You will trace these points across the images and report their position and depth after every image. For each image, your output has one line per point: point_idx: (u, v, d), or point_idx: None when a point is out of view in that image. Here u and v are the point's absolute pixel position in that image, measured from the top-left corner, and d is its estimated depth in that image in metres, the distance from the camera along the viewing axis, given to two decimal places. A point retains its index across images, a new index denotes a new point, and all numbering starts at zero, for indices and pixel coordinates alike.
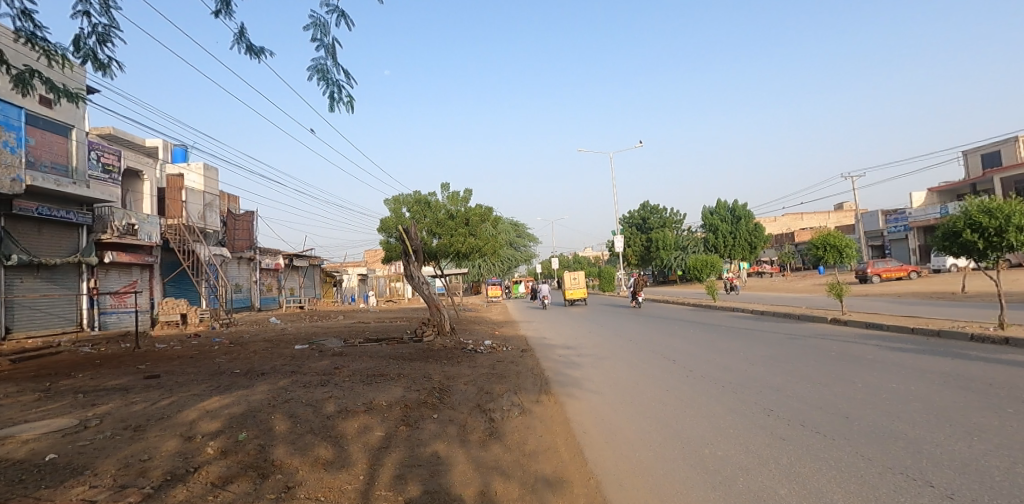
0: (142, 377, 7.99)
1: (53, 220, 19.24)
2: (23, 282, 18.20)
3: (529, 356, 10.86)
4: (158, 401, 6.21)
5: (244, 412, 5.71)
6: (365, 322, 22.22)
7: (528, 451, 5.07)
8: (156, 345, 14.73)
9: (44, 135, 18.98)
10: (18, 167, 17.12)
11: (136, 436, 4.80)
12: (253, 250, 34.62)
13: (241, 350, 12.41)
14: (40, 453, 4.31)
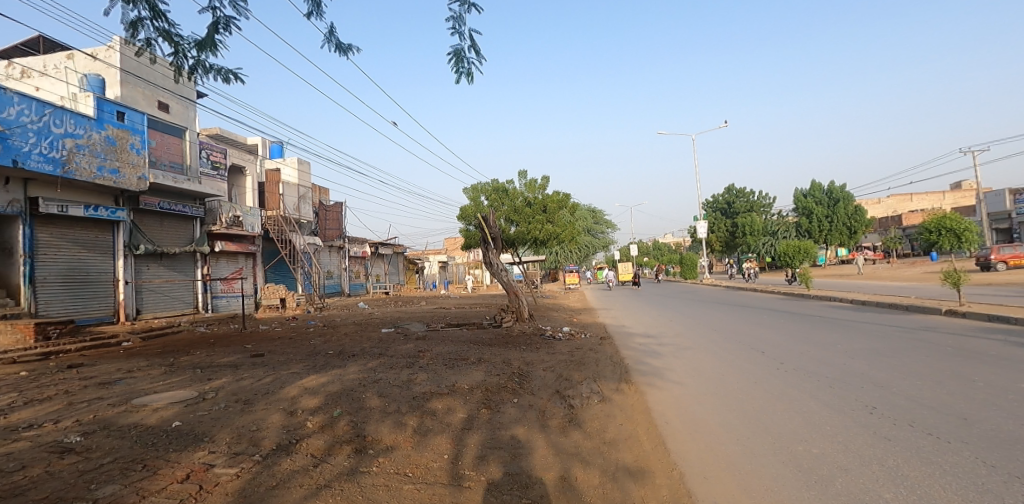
0: (249, 356, 8.75)
1: (172, 213, 21.46)
2: (150, 268, 20.35)
3: (607, 344, 10.73)
4: (263, 377, 6.77)
5: (338, 390, 6.09)
6: (445, 308, 22.94)
7: (608, 439, 5.02)
8: (260, 327, 16.10)
9: (163, 138, 21.19)
10: (142, 166, 19.16)
11: (246, 409, 5.27)
12: (342, 240, 36.70)
13: (334, 332, 13.27)
14: (169, 420, 4.86)
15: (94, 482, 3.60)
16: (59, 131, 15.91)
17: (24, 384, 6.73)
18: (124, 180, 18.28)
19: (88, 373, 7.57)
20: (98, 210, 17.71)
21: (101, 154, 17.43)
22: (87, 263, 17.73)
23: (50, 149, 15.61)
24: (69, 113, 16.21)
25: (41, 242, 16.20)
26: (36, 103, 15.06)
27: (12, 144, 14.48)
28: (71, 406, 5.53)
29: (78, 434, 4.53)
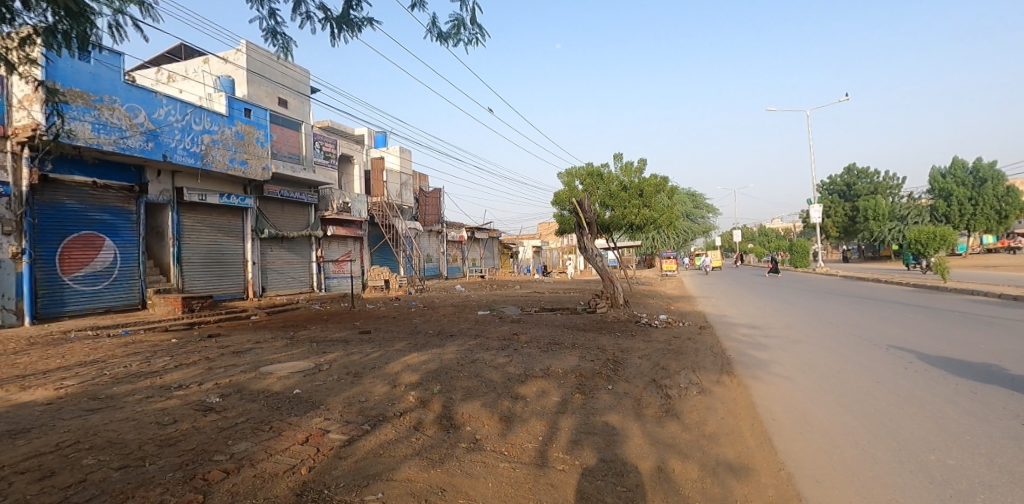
0: (357, 333, 9.41)
1: (291, 200, 23.50)
2: (272, 251, 22.47)
3: (708, 334, 10.28)
4: (370, 353, 7.24)
5: (437, 368, 6.38)
6: (538, 293, 23.13)
7: (708, 432, 4.83)
8: (367, 306, 17.24)
9: (283, 131, 22.91)
10: (266, 158, 21.01)
11: (355, 381, 5.76)
12: (440, 224, 37.97)
13: (434, 314, 13.86)
14: (290, 388, 5.51)
15: (232, 438, 4.33)
16: (198, 128, 17.99)
17: (174, 350, 7.77)
18: (251, 170, 20.20)
19: (225, 342, 8.56)
20: (230, 198, 19.77)
21: (233, 148, 19.42)
22: (223, 245, 19.93)
23: (192, 145, 17.71)
24: (205, 112, 18.27)
25: (186, 226, 18.41)
26: (180, 103, 17.18)
27: (162, 141, 16.62)
28: (211, 370, 6.32)
29: (217, 395, 5.30)
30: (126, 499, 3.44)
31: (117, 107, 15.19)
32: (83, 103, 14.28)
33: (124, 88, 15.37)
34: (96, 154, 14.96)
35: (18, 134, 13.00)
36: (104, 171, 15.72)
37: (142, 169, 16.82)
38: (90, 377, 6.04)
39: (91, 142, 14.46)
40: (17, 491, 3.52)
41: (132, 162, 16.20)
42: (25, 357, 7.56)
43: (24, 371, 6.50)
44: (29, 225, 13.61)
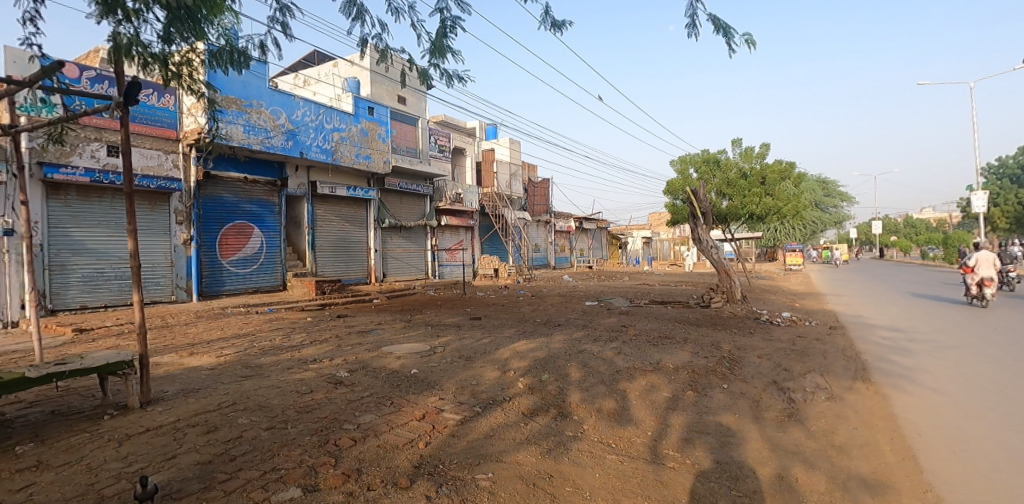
0: (468, 318, 9.88)
1: (409, 192, 24.82)
2: (392, 239, 23.98)
3: (839, 335, 9.41)
4: (481, 338, 7.59)
5: (545, 356, 6.53)
6: (647, 285, 22.48)
7: (838, 443, 4.46)
8: (477, 294, 17.87)
9: (402, 127, 24.23)
10: (387, 152, 22.63)
11: (467, 364, 6.15)
12: (548, 215, 37.76)
13: (541, 302, 14.08)
14: (408, 367, 6.02)
15: (358, 409, 4.89)
16: (329, 127, 19.76)
17: (310, 327, 8.71)
18: (375, 164, 21.91)
19: (352, 322, 9.42)
20: (356, 190, 21.41)
21: (358, 144, 21.18)
22: (350, 234, 21.73)
23: (324, 142, 19.49)
24: (335, 112, 20.04)
25: (318, 217, 20.27)
26: (314, 105, 19.01)
27: (300, 140, 18.45)
28: (341, 346, 7.01)
29: (346, 370, 5.89)
30: (276, 457, 4.14)
31: (263, 111, 17.14)
32: (237, 108, 16.28)
33: (268, 93, 17.32)
34: (246, 152, 16.94)
35: (187, 138, 15.12)
36: (253, 167, 17.80)
37: (282, 165, 18.76)
38: (244, 348, 6.96)
39: (244, 142, 16.42)
40: (193, 442, 4.32)
41: (275, 159, 18.14)
42: (196, 327, 8.95)
43: (195, 339, 7.70)
44: (196, 216, 15.73)
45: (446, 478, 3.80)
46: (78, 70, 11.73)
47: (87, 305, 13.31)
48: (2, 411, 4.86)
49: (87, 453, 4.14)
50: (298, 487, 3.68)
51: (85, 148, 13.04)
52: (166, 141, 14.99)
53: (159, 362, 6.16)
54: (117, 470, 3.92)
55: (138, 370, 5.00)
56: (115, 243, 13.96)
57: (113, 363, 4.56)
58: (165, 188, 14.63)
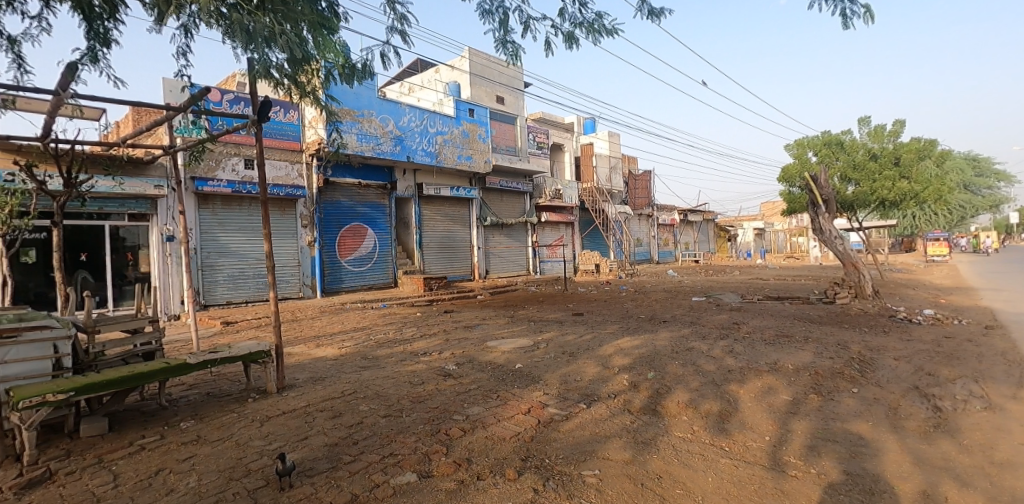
0: (570, 314, 9.90)
1: (509, 190, 25.25)
2: (493, 237, 24.60)
3: (1001, 336, 8.17)
4: (584, 334, 7.58)
5: (649, 354, 6.39)
6: (760, 280, 21.16)
7: (1001, 459, 3.88)
8: (578, 290, 17.84)
9: (502, 126, 25.09)
10: (487, 152, 23.10)
11: (570, 360, 6.20)
12: (650, 208, 36.45)
13: (645, 298, 13.75)
14: (512, 362, 6.19)
15: (466, 401, 5.14)
16: (433, 130, 20.71)
17: (419, 322, 9.22)
18: (476, 164, 22.45)
19: (458, 317, 9.85)
20: (459, 190, 22.22)
21: (460, 146, 21.88)
22: (454, 233, 22.63)
23: (429, 145, 20.45)
24: (438, 116, 20.99)
25: (425, 216, 21.32)
26: (418, 110, 20.02)
27: (406, 144, 19.53)
28: (449, 340, 7.35)
29: (453, 363, 6.16)
30: (393, 443, 4.45)
31: (373, 120, 18.38)
32: (351, 118, 17.58)
33: (378, 103, 18.53)
34: (360, 159, 18.23)
35: (309, 149, 16.65)
36: (366, 173, 19.08)
37: (391, 170, 19.98)
38: (361, 340, 7.53)
39: (357, 149, 17.71)
40: (321, 425, 4.76)
41: (385, 163, 19.34)
42: (322, 321, 9.85)
43: (320, 331, 8.48)
44: (318, 219, 17.24)
45: (552, 473, 3.82)
46: (220, 93, 13.26)
47: (231, 301, 15.10)
48: (171, 391, 5.67)
49: (235, 431, 4.70)
50: (414, 472, 3.92)
51: (227, 162, 14.76)
52: (292, 152, 16.53)
53: (291, 352, 6.85)
54: (260, 448, 4.42)
55: (275, 360, 5.59)
56: (253, 245, 15.63)
57: (255, 352, 5.14)
58: (292, 195, 16.33)
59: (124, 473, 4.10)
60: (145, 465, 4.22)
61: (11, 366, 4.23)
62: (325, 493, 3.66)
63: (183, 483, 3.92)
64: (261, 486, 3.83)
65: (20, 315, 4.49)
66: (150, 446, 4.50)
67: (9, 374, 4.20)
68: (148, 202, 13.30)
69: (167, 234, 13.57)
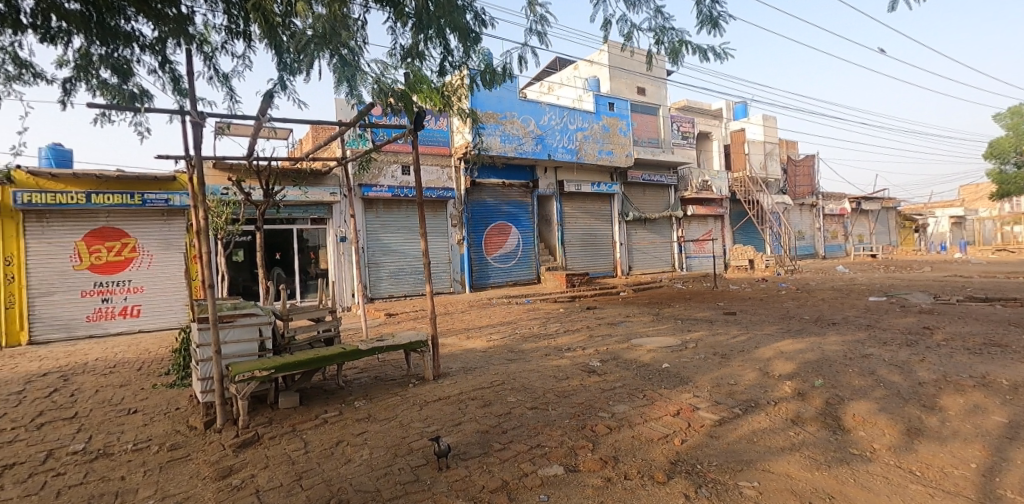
0: (722, 313, 9.39)
1: (652, 183, 24.34)
2: (637, 232, 23.89)
3: None
4: (738, 335, 7.17)
5: (817, 359, 5.85)
6: (961, 277, 17.94)
7: None
8: (730, 287, 16.84)
9: (644, 118, 23.98)
10: (628, 146, 22.58)
11: (723, 363, 5.98)
12: (815, 197, 32.88)
13: (808, 297, 12.49)
14: (659, 361, 6.15)
15: (612, 399, 5.22)
16: (573, 127, 20.84)
17: (562, 317, 9.47)
18: (617, 159, 22.11)
19: (600, 313, 9.93)
20: (600, 185, 21.98)
21: (600, 141, 21.70)
22: (596, 229, 22.43)
23: (570, 142, 20.65)
24: (578, 112, 21.01)
25: (567, 213, 21.47)
26: (558, 109, 20.37)
27: (547, 143, 19.93)
28: (592, 336, 7.46)
29: (598, 360, 6.27)
30: (540, 434, 4.60)
31: (515, 121, 19.11)
32: (494, 121, 18.51)
33: (519, 104, 19.24)
34: (504, 159, 19.07)
35: (458, 153, 17.92)
36: (509, 173, 19.91)
37: (533, 169, 20.57)
38: (507, 333, 7.93)
39: (501, 151, 18.53)
40: (474, 412, 5.08)
41: (527, 163, 19.97)
42: (474, 314, 10.58)
43: (472, 323, 9.15)
44: (465, 219, 18.38)
45: (705, 480, 3.64)
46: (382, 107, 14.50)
47: (394, 295, 16.75)
48: (347, 373, 6.48)
49: (399, 412, 5.21)
50: (561, 465, 4.00)
51: (388, 170, 16.44)
52: (442, 157, 17.89)
53: (446, 343, 7.42)
54: (420, 429, 4.84)
55: (431, 349, 6.08)
56: (410, 244, 17.13)
57: (414, 341, 5.63)
58: (443, 197, 17.65)
59: (312, 442, 4.79)
60: (328, 435, 4.88)
61: (231, 346, 5.16)
62: (478, 476, 3.91)
63: (358, 455, 4.45)
64: (422, 464, 4.21)
65: (236, 305, 5.48)
66: (331, 420, 5.18)
67: (230, 352, 5.14)
68: (326, 208, 15.32)
69: (341, 235, 15.49)
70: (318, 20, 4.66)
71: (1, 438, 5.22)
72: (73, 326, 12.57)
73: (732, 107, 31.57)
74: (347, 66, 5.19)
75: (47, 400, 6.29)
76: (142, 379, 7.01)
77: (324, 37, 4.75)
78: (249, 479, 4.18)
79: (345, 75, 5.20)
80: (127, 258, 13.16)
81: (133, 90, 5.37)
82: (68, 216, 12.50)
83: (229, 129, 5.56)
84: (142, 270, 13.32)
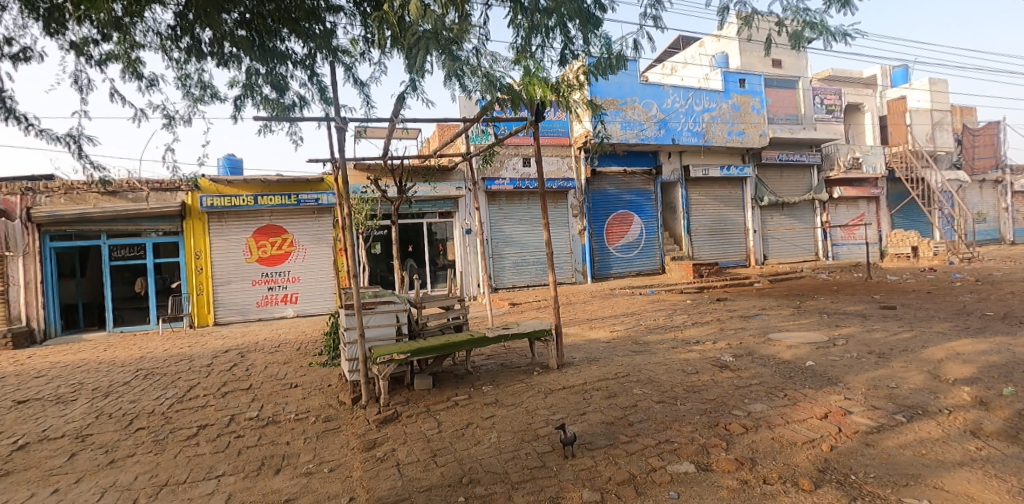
0: (878, 306, 8.47)
1: (791, 164, 22.12)
2: (773, 218, 21.97)
3: None
4: (900, 332, 6.40)
5: (1005, 363, 5.02)
6: None
7: None
8: (888, 278, 14.95)
9: (780, 92, 22.05)
10: (763, 124, 20.86)
11: (881, 362, 5.39)
12: (1001, 171, 27.91)
13: (992, 289, 10.73)
14: (801, 358, 5.75)
15: (748, 397, 4.93)
16: (699, 109, 19.83)
17: (690, 309, 9.26)
18: (749, 139, 20.51)
19: (732, 306, 9.52)
20: (731, 169, 20.51)
21: (730, 121, 20.33)
22: (725, 215, 21.08)
23: (695, 125, 19.69)
24: (705, 92, 19.94)
25: (694, 200, 20.49)
26: (683, 90, 19.48)
27: (670, 127, 19.23)
28: (723, 329, 7.24)
29: (730, 355, 6.03)
30: (669, 429, 4.46)
31: (636, 106, 18.71)
32: (615, 108, 18.32)
33: (640, 88, 18.79)
34: (625, 147, 18.81)
35: (578, 143, 18.02)
36: (631, 159, 19.55)
37: (656, 154, 19.89)
38: (631, 324, 7.93)
39: (621, 137, 18.28)
40: (598, 403, 5.07)
41: (649, 148, 19.43)
42: (596, 305, 10.70)
43: (594, 314, 9.32)
44: (586, 208, 18.42)
45: (861, 492, 3.26)
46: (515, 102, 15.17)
47: (517, 285, 17.28)
48: (475, 359, 6.83)
49: (525, 399, 5.36)
50: (692, 463, 3.83)
51: (510, 163, 16.94)
52: (562, 147, 18.07)
53: (569, 332, 7.58)
54: (546, 416, 4.93)
55: (555, 338, 6.18)
56: (532, 235, 17.58)
57: (539, 330, 5.76)
58: (564, 187, 17.83)
59: (445, 422, 5.10)
60: (459, 417, 5.17)
61: (372, 330, 5.66)
62: (605, 467, 3.88)
63: (487, 438, 4.66)
64: (549, 451, 4.28)
65: (376, 293, 6.01)
66: (461, 402, 5.48)
67: (372, 336, 5.63)
68: (452, 202, 16.21)
69: (466, 227, 16.25)
70: (432, 17, 4.72)
71: (197, 403, 6.27)
72: (246, 310, 14.66)
73: (889, 73, 27.67)
74: (456, 60, 5.03)
75: (228, 373, 7.43)
76: (301, 358, 7.99)
77: (437, 32, 4.84)
78: (391, 452, 4.57)
79: (455, 68, 5.03)
80: (286, 252, 15.01)
81: (287, 101, 5.98)
82: (240, 216, 14.57)
83: (366, 132, 6.05)
84: (299, 262, 15.13)
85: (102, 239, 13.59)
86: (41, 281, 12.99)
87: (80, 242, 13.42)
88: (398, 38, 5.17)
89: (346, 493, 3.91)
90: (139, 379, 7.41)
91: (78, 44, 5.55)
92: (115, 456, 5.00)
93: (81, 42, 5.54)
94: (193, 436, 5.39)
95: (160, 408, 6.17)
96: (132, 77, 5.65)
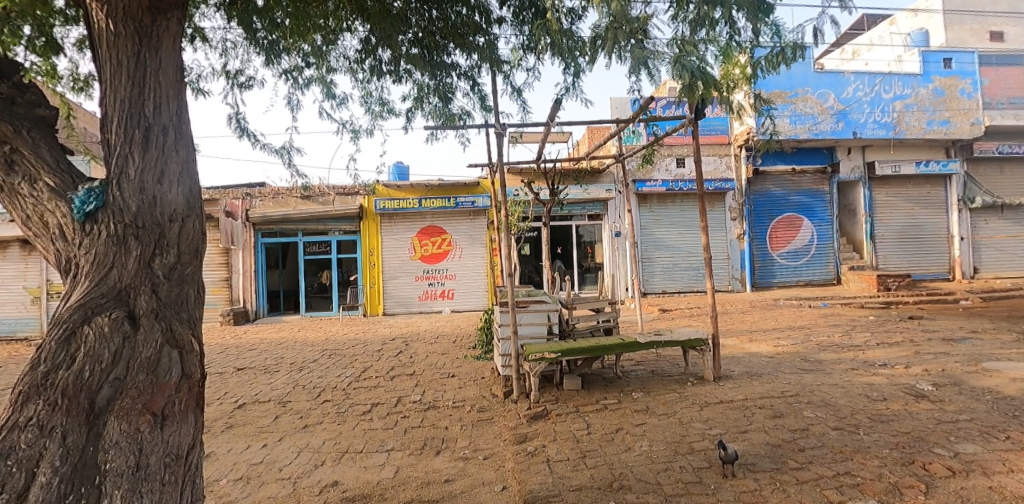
0: None
1: (1016, 157, 18.17)
2: (989, 223, 18.25)
3: None
4: None
5: None
6: None
7: None
8: None
9: (1001, 71, 18.22)
10: (976, 110, 17.49)
11: None
12: None
13: None
14: None
15: (954, 435, 4.20)
16: (888, 96, 17.22)
17: (874, 327, 8.39)
18: (955, 129, 17.42)
19: (931, 326, 8.37)
20: (930, 164, 17.59)
21: (930, 108, 17.35)
22: (921, 219, 18.09)
23: (884, 115, 17.15)
24: (896, 76, 17.20)
25: (880, 201, 17.91)
26: (869, 76, 17.10)
27: (852, 119, 17.04)
28: (920, 354, 6.45)
29: (930, 384, 5.32)
30: (848, 460, 3.97)
31: (809, 98, 16.97)
32: (783, 101, 16.87)
33: (814, 78, 16.97)
34: (794, 143, 17.18)
35: (738, 141, 16.97)
36: (802, 157, 17.80)
37: (833, 150, 17.83)
38: (799, 340, 7.54)
39: (791, 133, 16.84)
40: (762, 422, 4.72)
41: (824, 144, 17.49)
42: (758, 316, 10.09)
43: (755, 326, 8.88)
44: (747, 211, 17.28)
45: None
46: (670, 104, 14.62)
47: (666, 290, 16.70)
48: (625, 364, 6.82)
49: (678, 410, 5.18)
50: (879, 502, 3.35)
51: (663, 164, 16.45)
52: (721, 146, 17.32)
53: (726, 344, 7.46)
54: (701, 431, 4.70)
55: (712, 349, 5.96)
56: (683, 239, 16.84)
57: (694, 339, 5.56)
58: (722, 188, 17.04)
59: (594, 424, 5.13)
60: (608, 421, 5.15)
61: (525, 328, 5.89)
62: (771, 492, 3.57)
63: (638, 445, 4.57)
64: (705, 467, 4.06)
65: (529, 293, 6.25)
66: (610, 406, 5.46)
67: (525, 333, 5.88)
68: (601, 204, 16.27)
69: (616, 230, 16.19)
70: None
71: (371, 383, 7.10)
72: (409, 303, 16.15)
73: None
74: (644, 50, 4.16)
75: (396, 358, 8.32)
76: (457, 350, 8.66)
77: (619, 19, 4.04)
78: (541, 448, 4.71)
79: (644, 57, 4.08)
80: (446, 251, 16.29)
81: (453, 110, 6.44)
82: (406, 217, 16.13)
83: (521, 136, 6.30)
84: (455, 261, 16.32)
85: (298, 236, 16.02)
86: (255, 270, 15.83)
87: (282, 238, 15.96)
88: (557, 46, 5.18)
89: (499, 482, 4.12)
90: (325, 357, 8.62)
91: (289, 71, 6.48)
92: (308, 422, 5.85)
93: (291, 69, 6.50)
94: (367, 412, 6.10)
95: (342, 385, 7.09)
96: (329, 97, 6.51)
